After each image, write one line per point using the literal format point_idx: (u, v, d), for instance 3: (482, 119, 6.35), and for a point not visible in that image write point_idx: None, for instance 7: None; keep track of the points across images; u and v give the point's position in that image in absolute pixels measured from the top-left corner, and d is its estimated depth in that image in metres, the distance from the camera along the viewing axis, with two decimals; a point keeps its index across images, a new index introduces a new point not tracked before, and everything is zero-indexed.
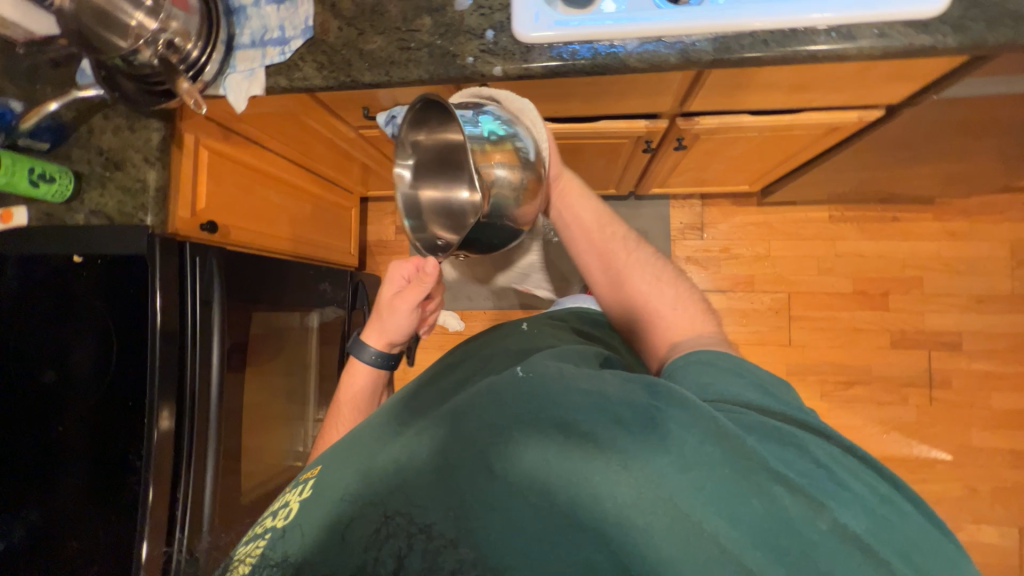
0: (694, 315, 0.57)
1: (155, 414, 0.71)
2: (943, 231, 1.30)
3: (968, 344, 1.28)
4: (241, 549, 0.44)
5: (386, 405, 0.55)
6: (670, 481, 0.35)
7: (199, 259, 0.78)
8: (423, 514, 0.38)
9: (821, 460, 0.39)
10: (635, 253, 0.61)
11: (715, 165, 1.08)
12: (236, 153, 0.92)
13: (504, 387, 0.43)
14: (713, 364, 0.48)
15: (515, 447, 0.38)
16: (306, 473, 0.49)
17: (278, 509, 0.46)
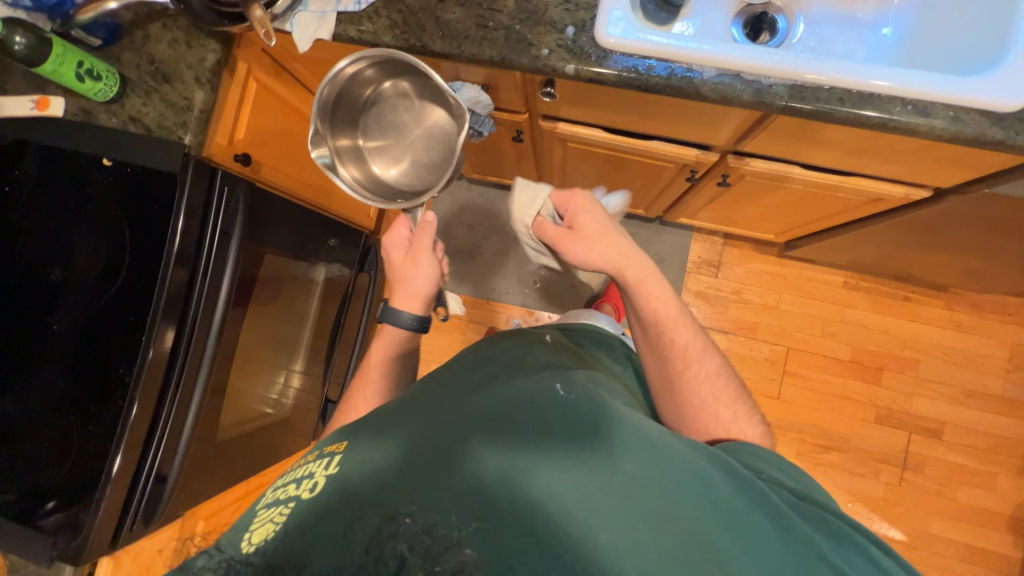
0: (757, 432, 0.62)
1: (157, 332, 0.70)
2: (950, 320, 1.32)
3: (949, 435, 1.30)
4: (257, 511, 0.43)
5: (415, 392, 0.57)
6: (709, 535, 0.42)
7: (227, 189, 0.78)
8: (454, 518, 0.40)
9: (838, 534, 0.45)
10: (704, 357, 0.66)
11: (749, 209, 1.08)
12: (282, 92, 0.91)
13: (548, 406, 0.50)
14: (745, 451, 0.56)
15: (557, 472, 0.43)
16: (330, 447, 0.49)
17: (301, 478, 0.45)
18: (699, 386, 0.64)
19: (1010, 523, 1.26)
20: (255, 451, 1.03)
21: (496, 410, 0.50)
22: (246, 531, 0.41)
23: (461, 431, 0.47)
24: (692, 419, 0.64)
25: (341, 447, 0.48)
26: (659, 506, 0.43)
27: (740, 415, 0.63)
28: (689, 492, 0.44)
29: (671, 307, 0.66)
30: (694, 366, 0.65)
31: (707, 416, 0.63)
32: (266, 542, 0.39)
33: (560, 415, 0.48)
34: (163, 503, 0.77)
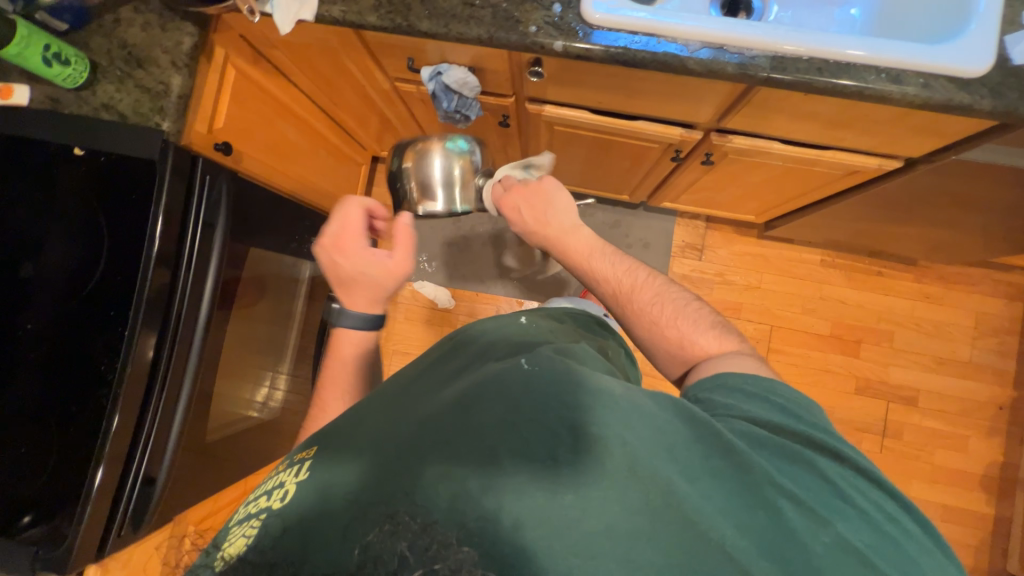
0: (714, 336, 0.60)
1: (140, 338, 0.67)
2: (921, 292, 1.38)
3: (924, 401, 1.36)
4: (231, 529, 0.40)
5: (387, 389, 0.54)
6: (681, 488, 0.38)
7: (209, 179, 0.75)
8: (416, 512, 0.36)
9: (829, 476, 0.43)
10: (641, 285, 0.64)
11: (731, 189, 1.11)
12: (263, 81, 0.88)
13: (514, 383, 0.43)
14: (729, 385, 0.51)
15: (526, 448, 0.38)
16: (300, 454, 0.45)
17: (272, 490, 0.42)
18: (644, 320, 0.63)
19: (982, 481, 1.33)
20: (243, 455, 1.00)
21: (462, 395, 0.44)
22: (221, 549, 0.38)
23: (425, 421, 0.43)
24: (659, 356, 0.63)
25: (311, 452, 0.44)
26: (632, 466, 0.38)
27: (691, 329, 0.61)
28: (662, 448, 0.40)
29: (594, 256, 0.69)
30: (631, 303, 0.64)
31: (671, 344, 0.61)
32: (253, 552, 0.37)
33: (525, 389, 0.42)
34: (151, 512, 0.73)
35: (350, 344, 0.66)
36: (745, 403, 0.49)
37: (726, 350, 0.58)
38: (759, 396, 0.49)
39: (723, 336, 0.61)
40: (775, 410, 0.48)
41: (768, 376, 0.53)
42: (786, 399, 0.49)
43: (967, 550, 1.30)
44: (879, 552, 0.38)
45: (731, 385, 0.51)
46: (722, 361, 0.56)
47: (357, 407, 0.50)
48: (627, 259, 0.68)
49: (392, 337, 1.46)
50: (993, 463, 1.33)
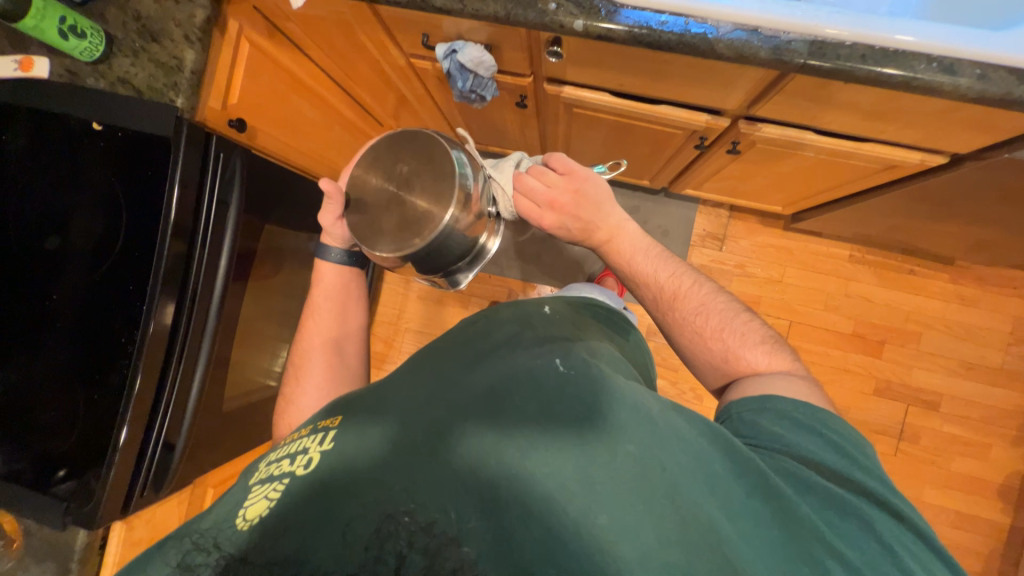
0: (764, 351, 0.56)
1: (158, 305, 0.68)
2: (955, 294, 1.31)
3: (946, 407, 1.31)
4: (252, 487, 0.40)
5: (413, 364, 0.53)
6: (717, 526, 0.36)
7: (223, 156, 0.76)
8: (442, 519, 0.35)
9: (888, 541, 0.39)
10: (685, 294, 0.60)
11: (757, 179, 1.06)
12: (279, 55, 0.87)
13: (549, 383, 0.43)
14: (778, 410, 0.48)
15: (558, 455, 0.38)
16: (325, 421, 0.46)
17: (295, 454, 0.42)
18: (689, 331, 0.59)
19: (1001, 491, 1.29)
20: (260, 424, 1.04)
21: (494, 387, 0.44)
22: (239, 509, 0.38)
23: (456, 409, 0.42)
24: (700, 366, 0.60)
25: (336, 422, 0.45)
26: (667, 499, 0.37)
27: (740, 342, 0.57)
28: (700, 481, 0.38)
29: (637, 261, 0.62)
30: (673, 312, 0.60)
31: (713, 356, 0.58)
32: (270, 514, 0.37)
33: (560, 392, 0.42)
34: (171, 471, 0.77)
35: (324, 293, 0.69)
36: (793, 440, 0.45)
37: (775, 367, 0.55)
38: (807, 428, 0.46)
39: (773, 353, 0.56)
40: (823, 452, 0.45)
41: (819, 406, 0.48)
42: (842, 434, 0.46)
43: (976, 557, 1.28)
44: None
45: (777, 413, 0.48)
46: (772, 379, 0.53)
47: (373, 387, 0.49)
48: (674, 265, 0.62)
49: (405, 316, 1.48)
50: (1015, 474, 1.28)
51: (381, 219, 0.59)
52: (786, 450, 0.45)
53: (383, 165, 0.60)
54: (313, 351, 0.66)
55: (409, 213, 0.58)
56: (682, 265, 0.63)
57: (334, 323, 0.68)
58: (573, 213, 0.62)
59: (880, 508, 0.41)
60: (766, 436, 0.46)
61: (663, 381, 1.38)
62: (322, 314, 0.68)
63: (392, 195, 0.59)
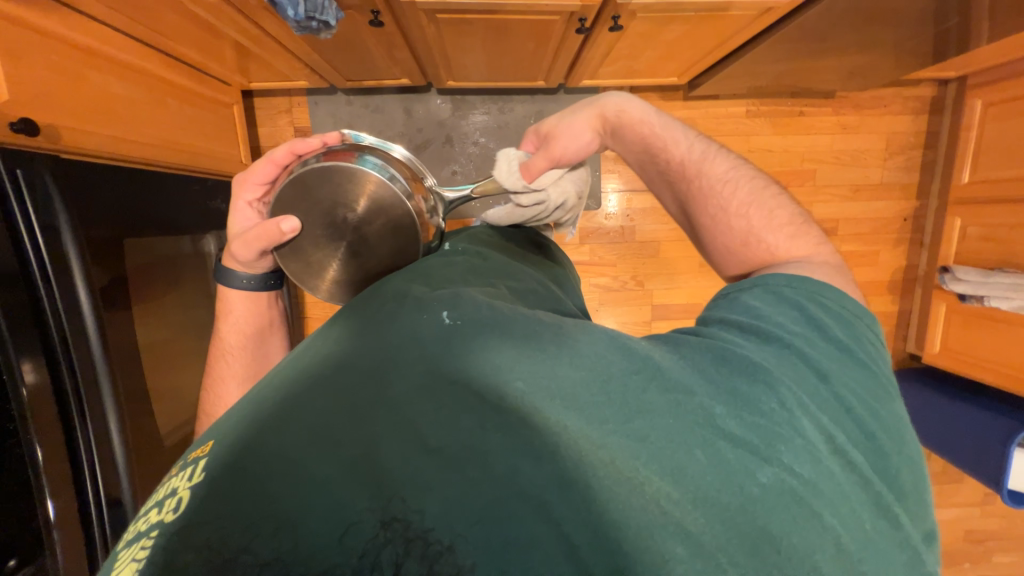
0: (786, 234, 0.55)
1: (15, 368, 0.57)
2: (838, 125, 1.41)
3: (842, 229, 1.48)
4: (119, 555, 0.31)
5: (303, 343, 0.43)
6: (611, 439, 0.33)
7: (21, 172, 0.61)
8: (348, 508, 0.28)
9: (785, 401, 0.38)
10: (710, 164, 0.58)
11: (648, 52, 1.02)
12: (46, 24, 0.68)
13: (434, 339, 0.38)
14: (774, 288, 0.48)
15: (447, 410, 0.33)
16: (198, 449, 0.35)
17: (164, 500, 0.32)
18: (712, 200, 0.57)
19: (889, 286, 1.52)
20: None
21: (381, 356, 0.37)
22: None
23: (329, 389, 0.35)
24: (720, 248, 0.58)
25: (207, 449, 0.34)
26: (562, 426, 0.33)
27: (763, 222, 0.56)
28: (596, 397, 0.35)
29: (657, 118, 0.60)
30: (699, 180, 0.58)
31: (734, 232, 0.56)
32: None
33: (448, 345, 0.38)
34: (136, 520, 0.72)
35: (234, 329, 0.61)
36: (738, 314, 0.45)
37: (797, 248, 0.54)
38: (785, 301, 0.46)
39: (797, 235, 0.55)
40: (788, 319, 0.45)
41: (817, 279, 0.49)
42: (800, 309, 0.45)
43: None
44: (814, 483, 0.34)
45: (769, 289, 0.48)
46: (793, 262, 0.52)
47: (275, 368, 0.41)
48: (693, 134, 0.61)
49: None
50: (899, 269, 1.51)
51: (319, 264, 0.53)
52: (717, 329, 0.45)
53: (319, 204, 0.51)
54: (232, 393, 0.59)
55: (354, 265, 0.53)
56: (702, 137, 0.62)
57: (251, 356, 0.61)
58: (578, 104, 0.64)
59: (783, 371, 0.40)
60: (745, 310, 0.46)
61: (606, 279, 1.43)
62: (234, 350, 0.60)
63: (332, 244, 0.52)
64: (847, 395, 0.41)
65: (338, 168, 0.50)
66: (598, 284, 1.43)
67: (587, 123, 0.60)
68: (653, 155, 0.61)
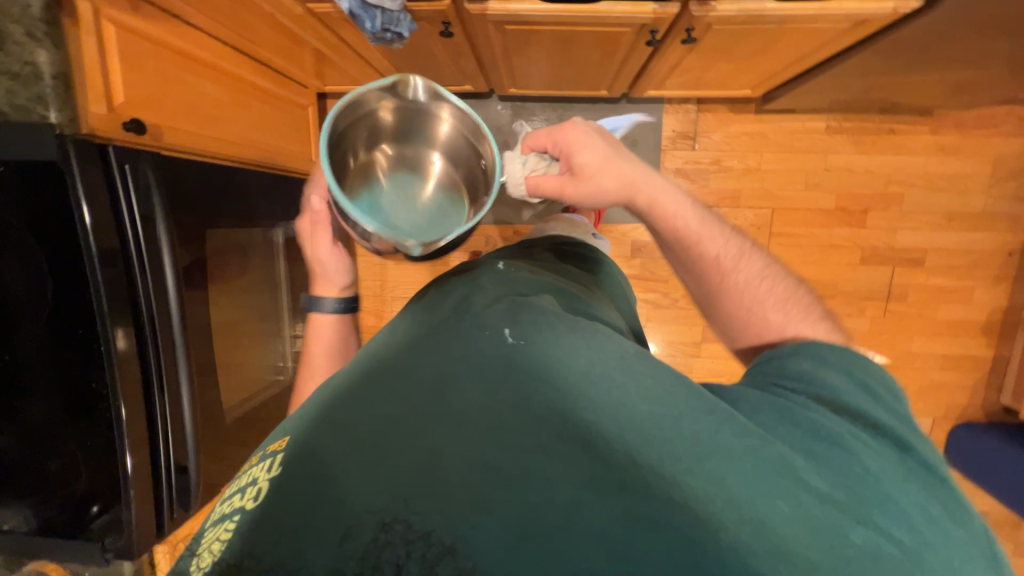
0: (823, 325, 0.52)
1: (110, 334, 0.64)
2: (935, 145, 1.27)
3: (930, 261, 1.33)
4: (205, 532, 0.35)
5: (371, 349, 0.46)
6: (681, 478, 0.32)
7: (129, 167, 0.68)
8: (422, 519, 0.30)
9: (873, 463, 0.35)
10: (742, 259, 0.57)
11: (721, 65, 0.97)
12: (159, 34, 0.76)
13: (498, 360, 0.40)
14: (869, 368, 0.43)
15: (510, 431, 0.35)
16: (274, 444, 0.39)
17: (244, 487, 0.36)
18: (744, 292, 0.56)
19: (984, 328, 1.35)
20: (276, 416, 1.03)
21: (443, 369, 0.40)
22: (195, 557, 0.33)
23: (402, 397, 0.38)
24: (740, 327, 0.56)
25: (284, 443, 0.37)
26: (622, 463, 0.33)
27: (800, 316, 0.53)
28: (662, 431, 0.35)
29: (693, 211, 0.59)
30: (734, 272, 0.56)
31: (765, 324, 0.54)
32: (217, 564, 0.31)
33: (511, 367, 0.39)
34: (195, 492, 0.78)
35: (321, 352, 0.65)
36: (811, 375, 0.42)
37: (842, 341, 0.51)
38: (831, 364, 0.43)
39: (835, 327, 0.53)
40: (845, 387, 0.41)
41: (866, 356, 0.45)
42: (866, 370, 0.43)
43: (962, 391, 1.38)
44: (915, 550, 0.31)
45: (806, 354, 0.44)
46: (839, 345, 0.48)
47: (347, 372, 0.44)
48: (731, 230, 0.60)
49: (387, 285, 1.44)
50: (996, 309, 1.34)
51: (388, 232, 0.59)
52: (789, 381, 0.42)
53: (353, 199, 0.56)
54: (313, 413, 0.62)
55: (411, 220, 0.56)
56: (735, 230, 0.61)
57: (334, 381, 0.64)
58: (618, 157, 0.59)
59: (861, 428, 0.38)
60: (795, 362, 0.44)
61: (656, 295, 1.38)
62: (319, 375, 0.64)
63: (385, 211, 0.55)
64: (939, 460, 0.38)
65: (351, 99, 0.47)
66: (646, 299, 1.39)
67: (604, 173, 0.57)
68: (682, 242, 0.58)
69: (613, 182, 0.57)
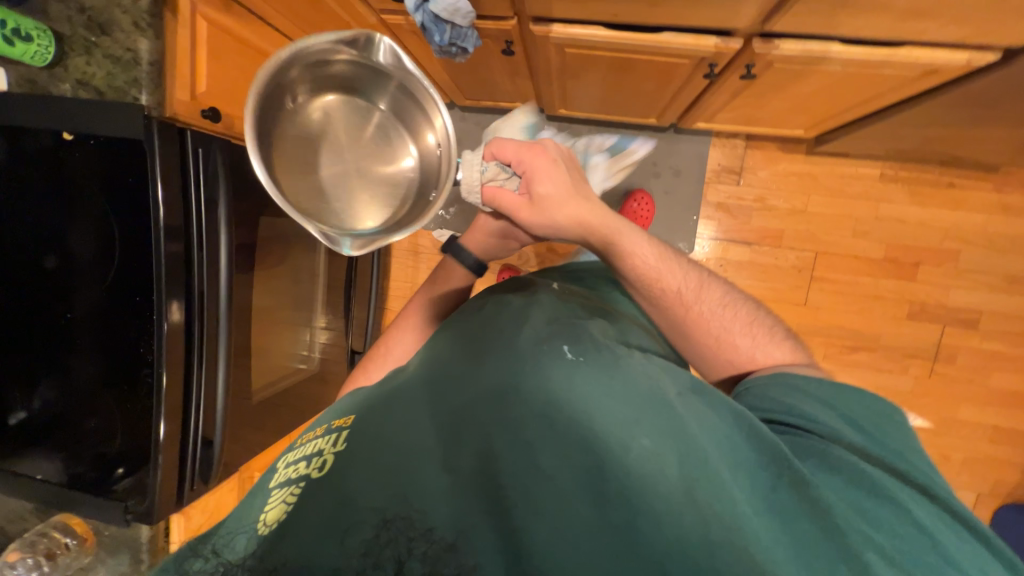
0: (778, 348, 0.61)
1: (163, 305, 0.67)
2: (998, 204, 1.21)
3: (985, 324, 1.25)
4: (269, 493, 0.41)
5: (439, 354, 0.53)
6: (746, 521, 0.38)
7: (202, 151, 0.72)
8: (424, 518, 0.35)
9: (923, 524, 0.40)
10: (706, 291, 0.63)
11: (776, 103, 0.97)
12: (243, 32, 0.82)
13: (567, 380, 0.45)
14: (880, 411, 0.49)
15: (579, 449, 0.39)
16: (339, 421, 0.46)
17: (310, 457, 0.42)
18: (714, 324, 0.62)
19: None
20: (299, 404, 1.05)
21: (512, 382, 0.45)
22: (263, 512, 0.39)
23: (482, 404, 0.43)
24: (711, 355, 0.63)
25: (348, 423, 0.45)
26: (679, 493, 0.38)
27: (762, 340, 0.62)
28: (722, 474, 0.41)
29: (657, 247, 0.64)
30: (701, 302, 0.63)
31: (733, 352, 0.62)
32: (285, 517, 0.36)
33: (578, 388, 0.45)
34: (215, 471, 0.79)
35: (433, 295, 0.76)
36: (820, 420, 0.48)
37: (799, 359, 0.60)
38: (830, 407, 0.50)
39: (791, 347, 0.62)
40: (845, 431, 0.47)
41: (857, 390, 0.52)
42: (856, 412, 0.49)
43: (1013, 469, 1.28)
44: None
45: (816, 397, 0.51)
46: (800, 368, 0.58)
47: (419, 372, 0.50)
48: (688, 262, 0.66)
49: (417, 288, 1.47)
50: None
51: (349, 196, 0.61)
52: (824, 422, 0.48)
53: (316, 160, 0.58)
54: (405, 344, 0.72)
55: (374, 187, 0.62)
56: (694, 263, 0.66)
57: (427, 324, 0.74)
58: (582, 196, 0.61)
59: (901, 487, 0.43)
60: (823, 405, 0.50)
61: None
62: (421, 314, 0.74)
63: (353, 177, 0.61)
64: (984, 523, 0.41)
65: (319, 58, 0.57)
66: None
67: (562, 209, 0.60)
68: (652, 281, 0.63)
69: (575, 216, 0.61)
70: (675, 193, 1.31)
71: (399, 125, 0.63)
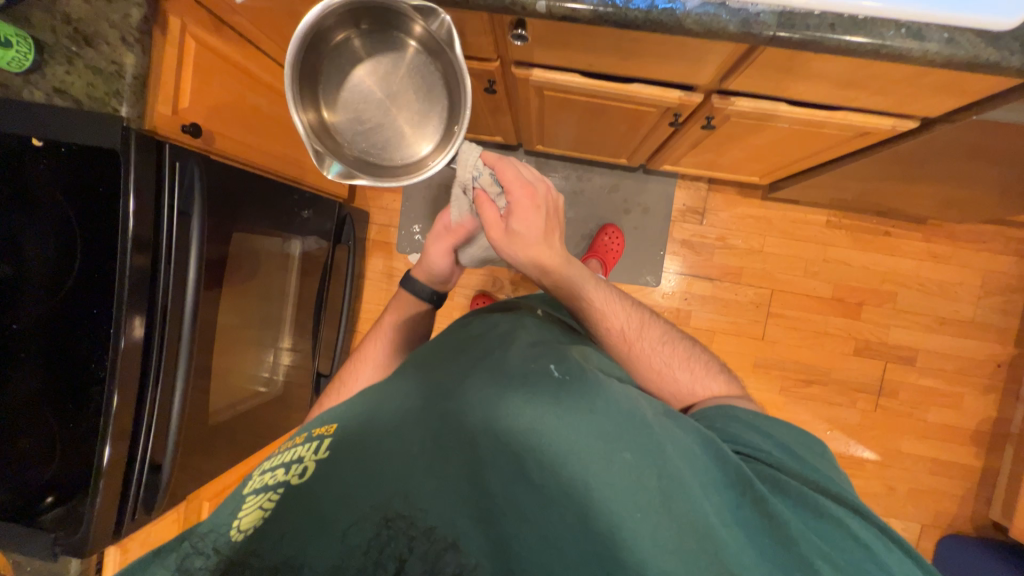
0: (713, 382, 0.67)
1: (125, 322, 0.65)
2: (927, 252, 1.35)
3: (921, 362, 1.36)
4: (246, 496, 0.41)
5: (417, 367, 0.53)
6: (716, 533, 0.41)
7: (179, 164, 0.71)
8: (424, 517, 0.38)
9: (861, 537, 0.44)
10: (647, 327, 0.69)
11: (733, 152, 1.06)
12: (230, 53, 0.83)
13: (549, 390, 0.47)
14: (817, 449, 0.54)
15: (562, 463, 0.41)
16: (319, 426, 0.46)
17: (289, 461, 0.43)
18: (657, 359, 0.67)
19: (973, 436, 1.35)
20: (256, 427, 1.00)
21: (495, 392, 0.46)
22: (235, 519, 0.39)
23: (467, 414, 0.44)
24: (658, 387, 0.67)
25: (330, 428, 0.45)
26: (655, 508, 0.41)
27: (701, 375, 0.67)
28: (696, 489, 0.43)
29: (607, 290, 0.69)
30: (645, 339, 0.67)
31: (676, 386, 0.66)
32: (271, 520, 0.38)
33: (561, 401, 0.46)
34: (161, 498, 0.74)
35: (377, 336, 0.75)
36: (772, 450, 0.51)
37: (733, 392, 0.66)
38: (771, 438, 0.53)
39: (728, 380, 0.68)
40: (786, 457, 0.51)
41: (812, 435, 0.56)
42: (791, 439, 0.54)
43: (952, 499, 1.36)
44: None
45: (754, 426, 0.54)
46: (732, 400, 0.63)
47: (395, 382, 0.50)
48: (634, 304, 0.71)
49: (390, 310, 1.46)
50: (985, 419, 1.35)
51: (357, 139, 0.63)
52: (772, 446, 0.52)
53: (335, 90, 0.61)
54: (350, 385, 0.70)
55: (382, 138, 0.63)
56: (639, 304, 0.72)
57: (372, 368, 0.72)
58: (552, 240, 0.66)
59: (847, 508, 0.47)
60: (765, 434, 0.53)
61: None
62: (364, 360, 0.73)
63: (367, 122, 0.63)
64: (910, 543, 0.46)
65: (390, 7, 0.56)
66: None
67: (533, 244, 0.64)
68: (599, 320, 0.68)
69: (536, 258, 0.65)
70: (643, 228, 1.38)
71: (429, 87, 0.62)
